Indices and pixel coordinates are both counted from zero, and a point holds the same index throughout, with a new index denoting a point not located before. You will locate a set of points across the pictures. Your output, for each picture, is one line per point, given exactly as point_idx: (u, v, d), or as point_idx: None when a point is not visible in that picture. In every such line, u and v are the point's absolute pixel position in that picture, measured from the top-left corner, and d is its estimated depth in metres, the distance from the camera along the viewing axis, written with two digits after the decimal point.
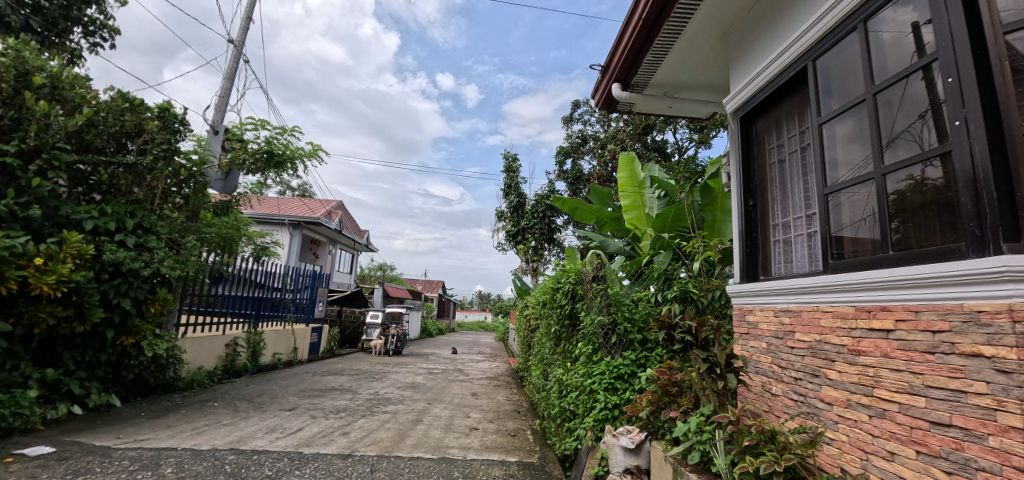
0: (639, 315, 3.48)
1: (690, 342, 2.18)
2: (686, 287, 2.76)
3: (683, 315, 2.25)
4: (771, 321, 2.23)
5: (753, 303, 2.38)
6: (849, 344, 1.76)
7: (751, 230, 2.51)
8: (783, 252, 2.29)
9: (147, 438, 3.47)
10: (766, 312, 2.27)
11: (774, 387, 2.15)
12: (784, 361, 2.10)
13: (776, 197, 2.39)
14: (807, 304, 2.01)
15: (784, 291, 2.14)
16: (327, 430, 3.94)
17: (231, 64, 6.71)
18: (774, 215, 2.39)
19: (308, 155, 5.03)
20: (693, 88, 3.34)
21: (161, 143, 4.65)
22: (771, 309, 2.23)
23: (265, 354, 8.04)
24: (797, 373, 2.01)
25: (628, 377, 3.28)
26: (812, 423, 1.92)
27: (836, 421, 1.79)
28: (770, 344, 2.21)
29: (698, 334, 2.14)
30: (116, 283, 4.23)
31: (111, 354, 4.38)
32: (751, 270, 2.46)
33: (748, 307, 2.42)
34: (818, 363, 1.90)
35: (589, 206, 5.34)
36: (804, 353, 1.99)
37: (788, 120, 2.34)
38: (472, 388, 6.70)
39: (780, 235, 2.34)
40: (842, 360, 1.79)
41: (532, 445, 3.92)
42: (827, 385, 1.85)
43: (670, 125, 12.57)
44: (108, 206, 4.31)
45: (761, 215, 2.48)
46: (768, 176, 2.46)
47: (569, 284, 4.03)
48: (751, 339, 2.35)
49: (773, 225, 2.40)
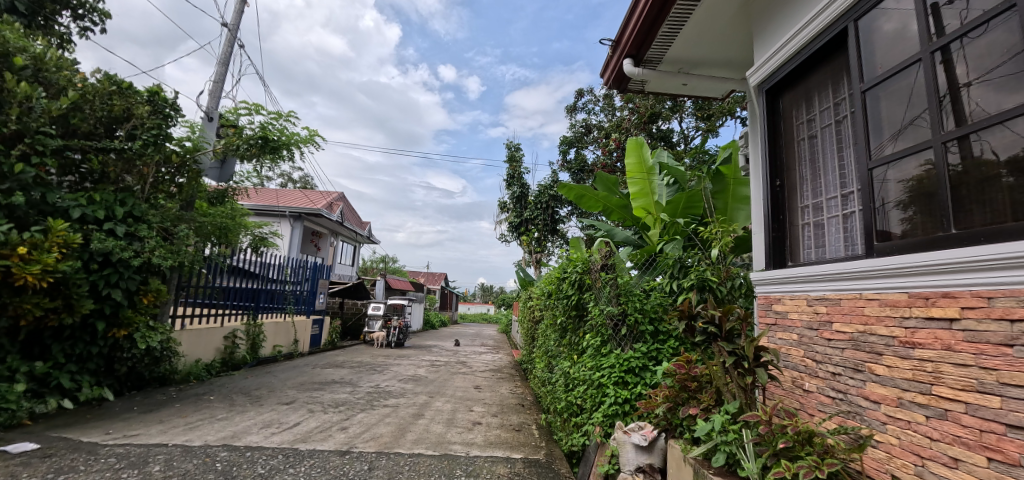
0: (650, 306, 3.31)
1: (712, 335, 1.98)
2: (704, 275, 2.55)
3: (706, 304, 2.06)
4: (803, 311, 2.07)
5: (782, 291, 2.22)
6: (901, 336, 1.61)
7: (778, 212, 2.34)
8: (815, 236, 2.13)
9: (138, 434, 3.35)
10: (798, 301, 2.11)
11: (807, 383, 2.00)
12: (819, 355, 1.95)
13: (806, 176, 2.22)
14: (847, 291, 1.85)
15: (818, 277, 1.98)
16: (325, 425, 3.80)
17: (226, 48, 6.52)
18: (802, 196, 2.23)
19: (304, 140, 4.85)
20: (711, 64, 3.11)
21: (151, 128, 4.48)
22: (804, 297, 2.07)
23: (265, 347, 7.92)
24: (835, 368, 1.86)
25: (640, 371, 3.12)
26: (854, 423, 1.77)
27: (884, 421, 1.64)
28: (803, 336, 2.05)
29: (722, 326, 1.94)
30: (106, 274, 4.08)
31: (103, 347, 4.25)
32: (778, 257, 2.30)
33: (776, 296, 2.26)
34: (862, 357, 1.75)
35: (596, 193, 5.13)
36: (844, 346, 1.83)
37: (821, 91, 2.17)
38: (475, 381, 6.57)
39: (810, 217, 2.18)
40: (892, 353, 1.63)
41: (538, 440, 3.77)
42: (873, 382, 1.69)
43: (676, 114, 12.30)
44: (97, 194, 4.16)
45: (788, 196, 2.31)
46: (798, 153, 2.29)
47: (576, 273, 3.84)
48: (780, 330, 2.20)
49: (802, 207, 2.23)
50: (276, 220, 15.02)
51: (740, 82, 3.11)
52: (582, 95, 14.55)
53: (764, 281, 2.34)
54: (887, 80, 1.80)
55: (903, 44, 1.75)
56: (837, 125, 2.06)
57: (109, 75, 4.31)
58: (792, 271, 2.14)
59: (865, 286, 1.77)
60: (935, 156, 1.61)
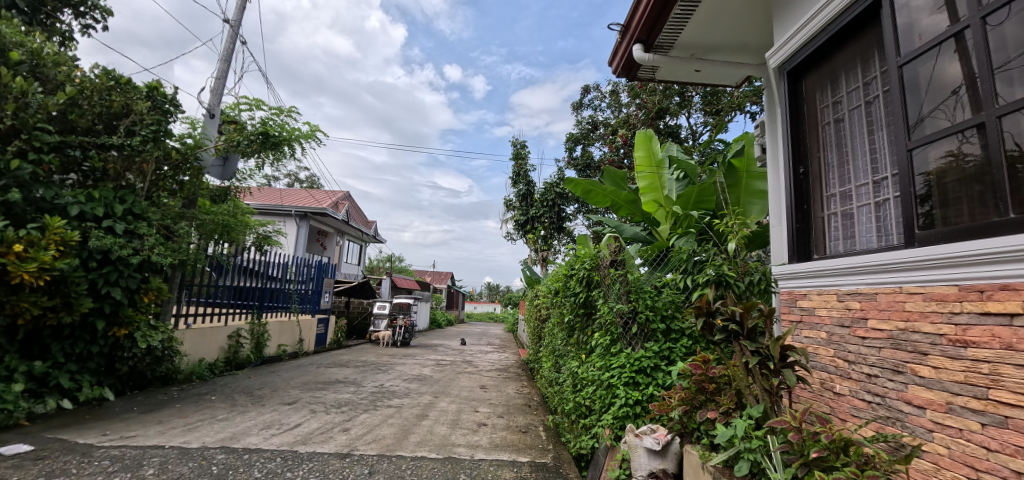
0: (662, 303, 3.17)
1: (732, 334, 1.85)
2: (721, 270, 2.41)
3: (725, 300, 1.91)
4: (832, 306, 1.96)
5: (809, 286, 2.10)
6: (950, 333, 1.49)
7: (802, 202, 2.25)
8: (843, 226, 2.03)
9: (135, 435, 3.27)
10: (826, 297, 1.99)
11: (839, 385, 1.89)
12: (853, 355, 1.83)
13: (832, 163, 2.13)
14: (884, 285, 1.73)
15: (848, 270, 1.87)
16: (326, 426, 3.70)
17: (228, 44, 6.46)
18: (830, 184, 2.13)
19: (305, 136, 4.75)
20: (726, 49, 2.95)
21: (150, 124, 4.41)
22: (834, 292, 1.95)
23: (269, 346, 7.86)
24: (871, 370, 1.75)
25: (651, 371, 2.99)
26: (894, 430, 1.65)
27: (930, 429, 1.52)
28: (833, 334, 1.94)
29: (743, 324, 1.81)
30: (105, 272, 4.01)
31: (103, 346, 4.19)
32: (803, 249, 2.19)
33: (802, 291, 2.15)
34: (903, 357, 1.63)
35: (603, 189, 5.00)
36: (882, 345, 1.72)
37: (848, 72, 2.07)
38: (481, 381, 6.45)
39: (838, 206, 2.08)
40: (939, 353, 1.52)
41: (545, 442, 3.65)
42: (916, 385, 1.58)
43: (684, 109, 12.10)
44: (96, 191, 4.10)
45: (814, 184, 2.21)
46: (823, 139, 2.20)
47: (584, 270, 3.71)
48: (806, 328, 2.09)
49: (828, 195, 2.14)
50: (282, 220, 15.01)
51: (756, 67, 2.97)
52: (589, 91, 14.38)
53: (787, 274, 2.24)
54: (925, 54, 1.69)
55: (942, 15, 1.65)
56: (867, 108, 1.96)
57: (106, 70, 4.25)
58: (818, 262, 2.04)
59: (904, 278, 1.66)
60: (986, 134, 1.49)
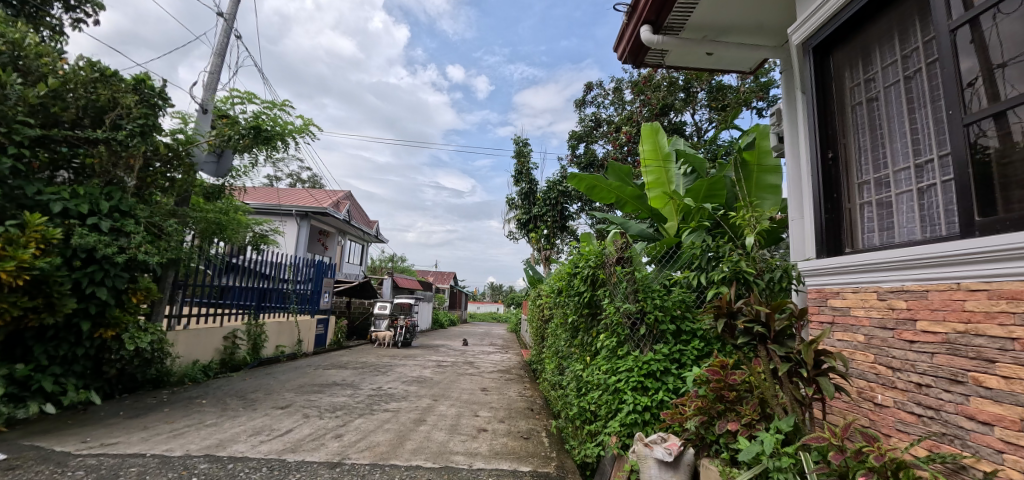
0: (672, 303, 2.98)
1: (758, 338, 1.69)
2: (739, 266, 2.22)
3: (747, 299, 1.73)
4: (870, 305, 1.81)
5: (842, 283, 1.96)
6: (1021, 337, 1.32)
7: (831, 191, 2.14)
8: (879, 216, 1.92)
9: (117, 442, 3.12)
10: (865, 295, 1.84)
11: (881, 395, 1.74)
12: (898, 362, 1.68)
13: (866, 146, 2.02)
14: (935, 281, 1.58)
15: (888, 264, 1.74)
16: (318, 432, 3.53)
17: (222, 39, 6.32)
18: (862, 172, 2.03)
19: (298, 130, 4.58)
20: (741, 30, 2.75)
21: (138, 118, 4.26)
22: (874, 289, 1.80)
23: (267, 347, 7.70)
24: (922, 379, 1.59)
25: (660, 375, 2.81)
26: (952, 449, 1.50)
27: (1000, 450, 1.36)
28: (874, 338, 1.78)
29: (771, 328, 1.64)
30: (90, 271, 3.85)
31: (89, 348, 4.04)
32: (833, 243, 2.07)
33: (835, 289, 1.99)
34: (963, 364, 1.48)
35: (608, 184, 4.78)
36: (935, 351, 1.56)
37: (881, 47, 1.97)
38: (482, 383, 6.27)
39: (872, 195, 1.97)
40: (1009, 361, 1.35)
41: (548, 450, 3.46)
42: (981, 398, 1.43)
43: (689, 106, 11.88)
44: (81, 187, 3.95)
45: (844, 171, 2.11)
46: (854, 120, 2.09)
47: (588, 268, 3.51)
48: (842, 332, 1.93)
49: (861, 181, 2.03)
50: (282, 219, 14.87)
51: (771, 50, 2.78)
52: (591, 88, 14.18)
53: (811, 267, 2.12)
54: (978, 21, 1.58)
55: None
56: (905, 84, 1.85)
57: (90, 62, 4.11)
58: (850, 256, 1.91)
59: (959, 272, 1.51)
60: None
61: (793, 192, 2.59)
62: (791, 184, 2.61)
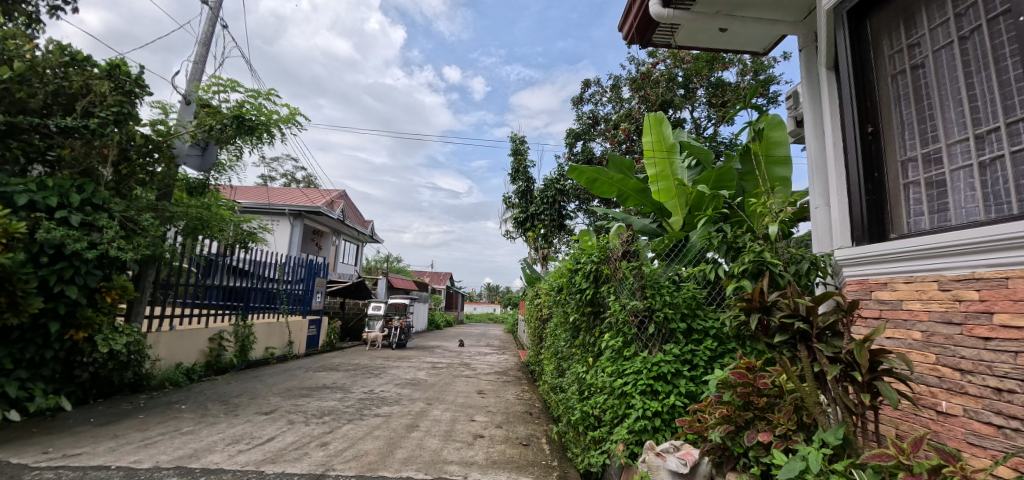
0: (682, 300, 2.77)
1: (798, 336, 1.48)
2: (762, 257, 1.99)
3: (783, 292, 1.53)
4: (931, 296, 1.63)
5: (893, 271, 1.78)
6: None
7: (872, 170, 2.00)
8: (929, 194, 1.79)
9: (81, 453, 2.88)
10: (924, 285, 1.65)
11: (946, 402, 1.57)
12: (968, 363, 1.50)
13: (912, 117, 1.88)
14: (1015, 265, 1.39)
15: (952, 249, 1.56)
16: (302, 441, 3.29)
17: (207, 28, 6.07)
18: (907, 147, 1.90)
19: (284, 120, 4.34)
20: (757, 4, 2.54)
21: (111, 105, 4.00)
22: (936, 279, 1.61)
23: (255, 349, 7.44)
24: (1002, 383, 1.41)
25: (671, 378, 2.60)
26: None
27: None
28: (937, 336, 1.60)
29: (815, 324, 1.44)
30: (58, 268, 3.61)
31: (59, 351, 3.78)
32: (876, 225, 1.93)
33: (885, 279, 1.81)
34: None
35: (609, 176, 4.54)
36: (1018, 349, 1.37)
37: (928, 10, 1.87)
38: (478, 385, 6.04)
39: (919, 173, 1.84)
40: None
41: (549, 458, 3.24)
42: None
43: (688, 102, 11.69)
44: (49, 179, 3.70)
45: (885, 147, 1.98)
46: (896, 90, 1.96)
47: (590, 263, 3.30)
48: (896, 330, 1.75)
49: (906, 157, 1.89)
50: (274, 218, 14.58)
51: (791, 25, 2.57)
52: (589, 85, 13.98)
53: (852, 255, 1.94)
54: None
55: None
56: (960, 46, 1.74)
57: (60, 45, 3.87)
58: (903, 242, 1.73)
59: None
60: None
61: (816, 177, 2.45)
62: (814, 169, 2.47)
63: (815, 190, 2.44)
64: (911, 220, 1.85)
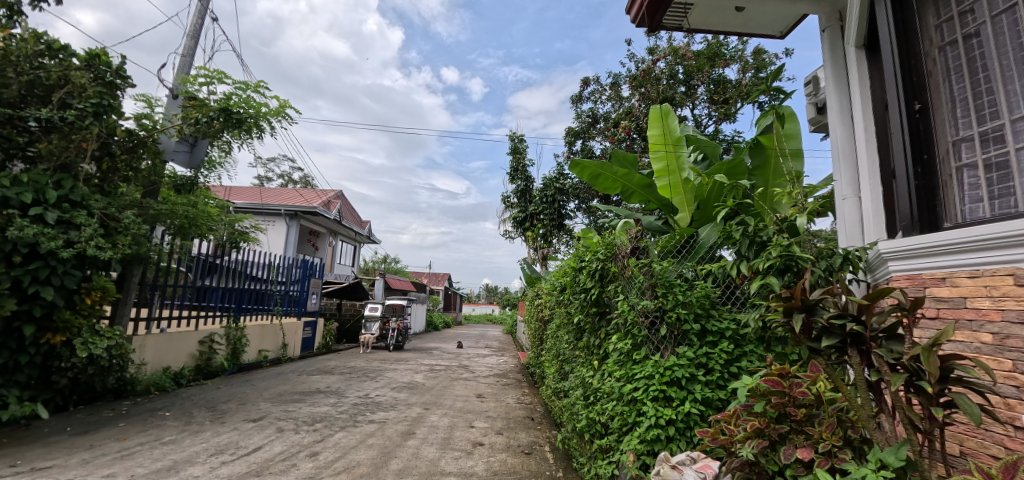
0: (697, 299, 2.59)
1: (848, 339, 1.32)
2: (792, 252, 1.79)
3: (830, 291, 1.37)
4: (1004, 293, 1.43)
5: (954, 264, 1.60)
6: None
7: (919, 152, 1.87)
8: (988, 177, 1.65)
9: (51, 466, 2.68)
10: (997, 281, 1.45)
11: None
12: None
13: (965, 94, 1.75)
14: None
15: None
16: (291, 450, 3.10)
17: (196, 20, 5.88)
18: (959, 127, 1.76)
19: (274, 113, 4.15)
20: None
21: (90, 97, 3.81)
22: (1010, 276, 1.41)
23: (247, 352, 7.22)
24: None
25: (685, 383, 2.42)
26: None
27: None
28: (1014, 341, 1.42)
29: (869, 326, 1.28)
30: (33, 268, 3.41)
31: (34, 355, 3.58)
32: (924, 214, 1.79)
33: (947, 272, 1.63)
34: None
35: (613, 171, 4.36)
36: None
37: None
38: (478, 389, 5.84)
39: (975, 153, 1.69)
40: None
41: (553, 468, 3.05)
42: None
43: (690, 100, 11.53)
44: (24, 174, 3.50)
45: (934, 127, 1.84)
46: (945, 65, 1.82)
47: (596, 261, 3.12)
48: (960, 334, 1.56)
49: (958, 137, 1.75)
50: (270, 219, 14.37)
51: (814, 3, 2.41)
52: (588, 83, 13.82)
53: (900, 248, 1.79)
54: None
55: None
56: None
57: (35, 33, 3.67)
58: (958, 231, 1.56)
59: None
60: None
61: (843, 164, 2.32)
62: (840, 155, 2.33)
63: (843, 178, 2.31)
64: (964, 206, 1.71)
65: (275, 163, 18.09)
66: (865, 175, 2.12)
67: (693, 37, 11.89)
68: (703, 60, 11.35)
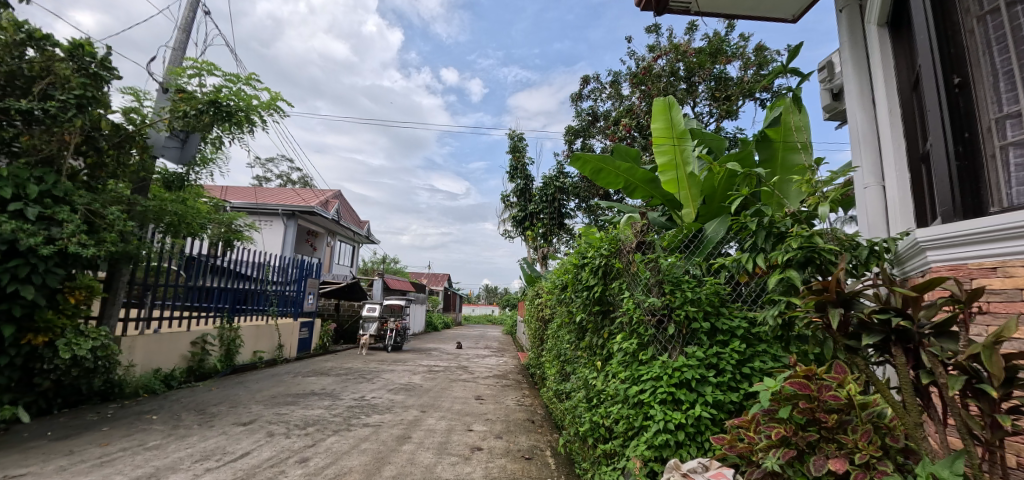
0: (706, 296, 2.46)
1: (893, 335, 1.21)
2: (814, 244, 1.67)
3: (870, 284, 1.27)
4: None
5: (1005, 253, 1.41)
6: None
7: (958, 131, 1.75)
8: None
9: (26, 474, 2.54)
10: None
11: None
12: None
13: (1009, 67, 1.64)
14: None
15: None
16: (280, 456, 2.96)
17: (188, 14, 5.75)
18: (1003, 103, 1.64)
19: (265, 105, 4.01)
20: None
21: (73, 88, 3.67)
22: None
23: (242, 354, 7.08)
24: None
25: (695, 385, 2.29)
26: None
27: None
28: None
29: (917, 320, 1.17)
30: (12, 266, 3.27)
31: (15, 357, 3.44)
32: (964, 197, 1.67)
33: (997, 262, 1.44)
34: None
35: (616, 165, 4.21)
36: None
37: None
38: (476, 391, 5.70)
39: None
40: None
41: (555, 474, 2.91)
42: None
43: (690, 97, 11.39)
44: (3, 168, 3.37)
45: (973, 105, 1.72)
46: (985, 37, 1.71)
47: (599, 258, 2.98)
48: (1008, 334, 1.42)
49: (1002, 114, 1.64)
50: (268, 219, 14.23)
51: None
52: (588, 82, 13.68)
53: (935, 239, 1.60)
54: None
55: None
56: None
57: (15, 21, 3.53)
58: (1004, 217, 1.40)
59: None
60: None
61: (865, 151, 2.20)
62: (862, 141, 2.22)
63: (865, 165, 2.19)
64: (1010, 189, 1.59)
65: (273, 163, 17.96)
66: (894, 160, 2.00)
67: (695, 34, 11.76)
68: (704, 57, 11.22)
